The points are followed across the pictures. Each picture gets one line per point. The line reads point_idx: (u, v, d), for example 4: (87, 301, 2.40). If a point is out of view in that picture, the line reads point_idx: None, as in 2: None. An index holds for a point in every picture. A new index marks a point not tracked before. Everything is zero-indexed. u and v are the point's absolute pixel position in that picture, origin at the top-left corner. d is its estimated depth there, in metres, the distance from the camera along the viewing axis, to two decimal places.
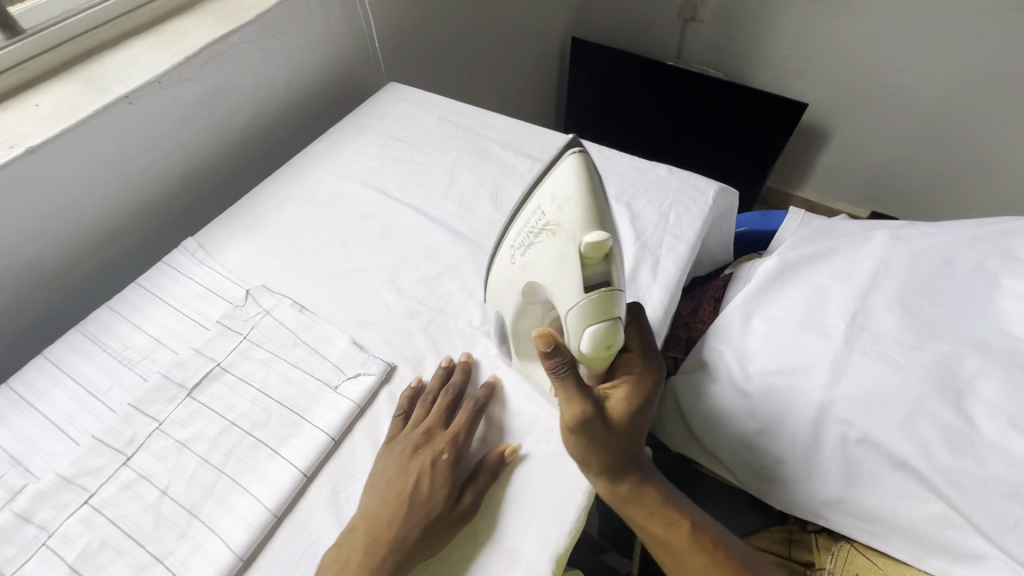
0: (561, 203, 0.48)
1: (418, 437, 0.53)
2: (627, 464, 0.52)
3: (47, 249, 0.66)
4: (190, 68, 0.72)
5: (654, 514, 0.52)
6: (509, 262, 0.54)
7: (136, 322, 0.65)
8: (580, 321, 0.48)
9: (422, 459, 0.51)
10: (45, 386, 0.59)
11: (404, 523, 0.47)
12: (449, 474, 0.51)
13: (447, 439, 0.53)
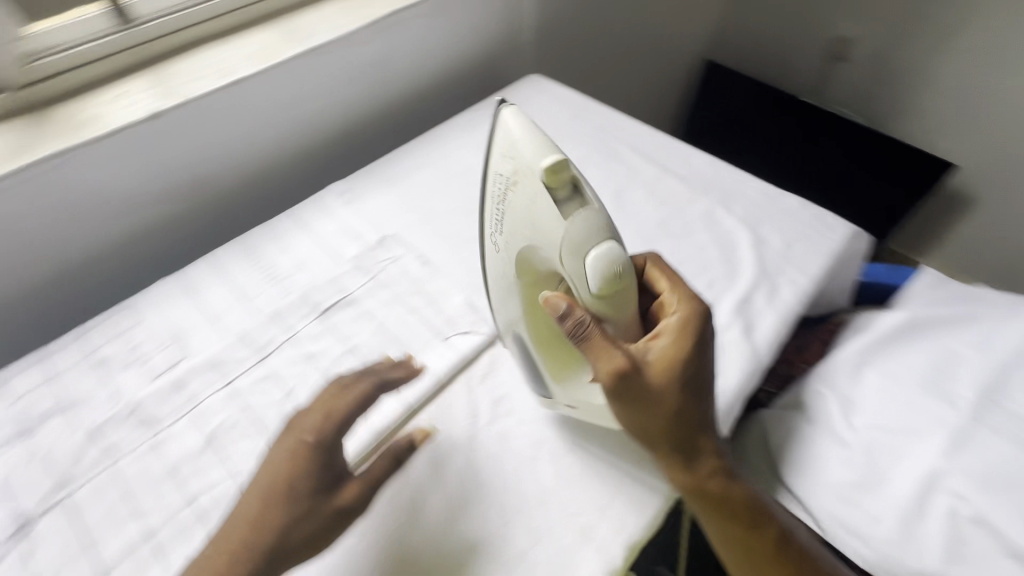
0: (512, 153, 0.48)
1: (296, 448, 0.46)
2: (699, 448, 0.49)
3: (228, 169, 0.76)
4: (371, 32, 0.80)
5: (731, 512, 0.49)
6: (495, 253, 0.53)
7: (284, 244, 0.73)
8: (578, 253, 0.46)
9: (295, 481, 0.45)
10: (205, 282, 0.68)
11: (254, 529, 0.43)
12: (299, 468, 0.45)
13: (311, 428, 0.46)
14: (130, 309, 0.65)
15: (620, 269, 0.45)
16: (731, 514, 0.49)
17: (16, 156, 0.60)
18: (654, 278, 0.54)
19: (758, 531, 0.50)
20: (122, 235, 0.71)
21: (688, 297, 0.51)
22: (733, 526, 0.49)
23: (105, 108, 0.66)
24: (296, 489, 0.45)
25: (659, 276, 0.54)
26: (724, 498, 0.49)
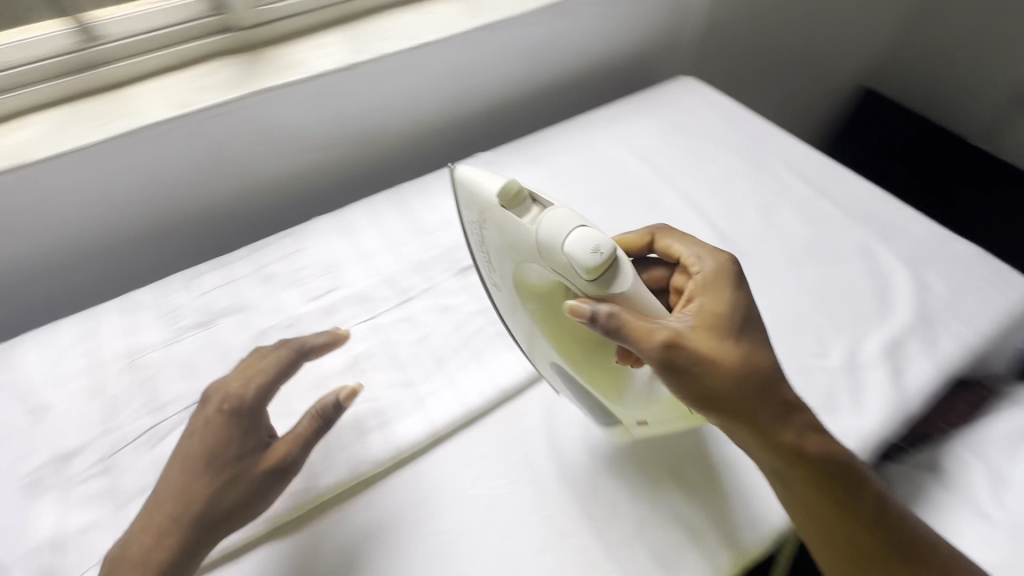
0: (472, 201, 0.49)
1: (203, 418, 0.49)
2: (778, 412, 0.45)
3: (393, 125, 0.82)
4: (543, 14, 0.83)
5: (823, 488, 0.44)
6: (503, 288, 0.54)
7: (432, 202, 0.78)
8: (548, 250, 0.44)
9: (206, 449, 0.47)
10: (360, 224, 0.74)
11: (179, 503, 0.45)
12: (223, 432, 0.48)
13: (232, 396, 0.50)
14: (295, 234, 0.72)
15: (596, 249, 0.42)
16: (824, 489, 0.44)
17: (235, 87, 0.69)
18: (666, 249, 0.56)
19: (857, 511, 0.44)
20: (297, 170, 0.79)
21: (699, 248, 0.53)
22: (829, 506, 0.44)
23: (309, 55, 0.73)
24: (203, 458, 0.47)
25: (670, 243, 0.55)
26: (814, 472, 0.44)
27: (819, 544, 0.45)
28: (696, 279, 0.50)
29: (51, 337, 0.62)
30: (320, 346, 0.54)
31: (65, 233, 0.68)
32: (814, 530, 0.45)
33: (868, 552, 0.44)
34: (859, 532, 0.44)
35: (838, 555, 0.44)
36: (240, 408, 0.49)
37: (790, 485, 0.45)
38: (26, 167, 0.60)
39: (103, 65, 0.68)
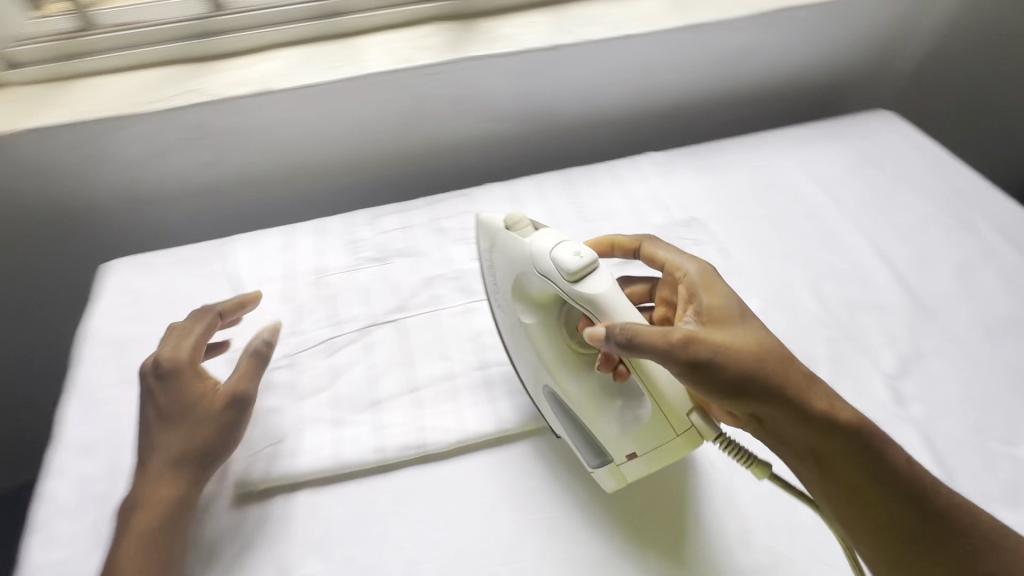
0: (485, 237, 0.54)
1: (151, 392, 0.55)
2: (801, 383, 0.47)
3: (573, 110, 0.84)
4: (749, 23, 0.80)
5: (851, 464, 0.46)
6: (508, 317, 0.55)
7: (598, 191, 0.79)
8: (539, 257, 0.48)
9: (170, 407, 0.53)
10: (527, 199, 0.77)
11: (156, 484, 0.50)
12: (188, 400, 0.54)
13: (188, 366, 0.56)
14: (468, 197, 0.77)
15: (578, 252, 0.46)
16: (854, 464, 0.46)
17: (448, 52, 0.74)
18: (653, 257, 0.58)
19: (889, 486, 0.45)
20: (478, 137, 0.83)
21: (682, 255, 0.56)
22: (868, 474, 0.46)
23: (517, 31, 0.76)
24: (171, 416, 0.53)
25: (656, 251, 0.57)
26: (840, 445, 0.46)
27: (854, 526, 0.46)
28: (687, 280, 0.53)
29: (257, 242, 0.71)
30: (239, 306, 0.63)
31: (278, 157, 0.76)
32: (849, 512, 0.46)
33: (902, 530, 0.45)
34: (894, 512, 0.45)
35: (876, 537, 0.45)
36: (187, 369, 0.56)
37: (822, 464, 0.47)
38: (267, 94, 0.69)
39: (343, 14, 0.75)
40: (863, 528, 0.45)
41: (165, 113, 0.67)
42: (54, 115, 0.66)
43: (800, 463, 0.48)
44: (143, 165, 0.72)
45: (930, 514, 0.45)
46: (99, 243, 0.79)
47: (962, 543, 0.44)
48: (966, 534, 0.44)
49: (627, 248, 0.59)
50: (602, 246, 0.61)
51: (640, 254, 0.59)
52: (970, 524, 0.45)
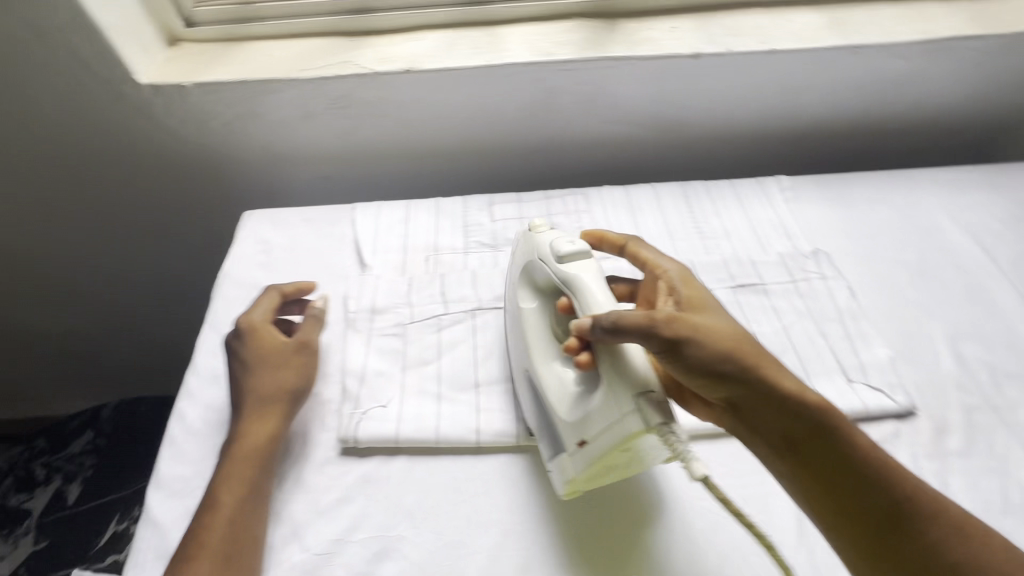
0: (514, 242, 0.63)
1: (230, 347, 0.57)
2: (776, 370, 0.46)
3: (703, 121, 0.81)
4: (917, 49, 0.74)
5: (831, 456, 0.43)
6: (512, 314, 0.59)
7: (719, 208, 0.76)
8: (541, 245, 0.55)
9: (253, 356, 0.56)
10: (643, 207, 0.76)
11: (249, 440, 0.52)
12: (266, 354, 0.56)
13: (261, 323, 0.58)
14: (583, 197, 0.77)
15: (572, 240, 0.53)
16: (826, 452, 0.43)
17: (589, 49, 0.73)
18: (635, 255, 0.57)
19: (863, 474, 0.43)
20: (600, 138, 0.82)
21: (665, 255, 0.56)
22: (849, 470, 0.43)
23: (661, 35, 0.75)
24: (254, 364, 0.56)
25: (638, 250, 0.57)
26: (810, 432, 0.44)
27: (828, 518, 0.43)
28: (665, 275, 0.53)
29: (378, 213, 0.75)
30: (300, 288, 0.63)
31: (406, 133, 0.79)
32: (823, 506, 0.43)
33: (877, 523, 0.42)
34: (869, 504, 0.42)
35: (849, 529, 0.42)
36: (257, 326, 0.58)
37: (795, 456, 0.44)
38: (411, 72, 0.71)
39: (490, 2, 0.76)
40: (838, 520, 0.43)
41: (316, 81, 0.72)
42: (220, 72, 0.72)
43: (772, 455, 0.45)
44: (285, 127, 0.77)
45: (906, 505, 0.42)
46: (235, 193, 0.86)
47: (939, 535, 0.41)
48: (939, 525, 0.41)
49: (614, 244, 0.59)
50: (592, 239, 0.61)
51: (623, 253, 0.58)
52: (944, 514, 0.42)
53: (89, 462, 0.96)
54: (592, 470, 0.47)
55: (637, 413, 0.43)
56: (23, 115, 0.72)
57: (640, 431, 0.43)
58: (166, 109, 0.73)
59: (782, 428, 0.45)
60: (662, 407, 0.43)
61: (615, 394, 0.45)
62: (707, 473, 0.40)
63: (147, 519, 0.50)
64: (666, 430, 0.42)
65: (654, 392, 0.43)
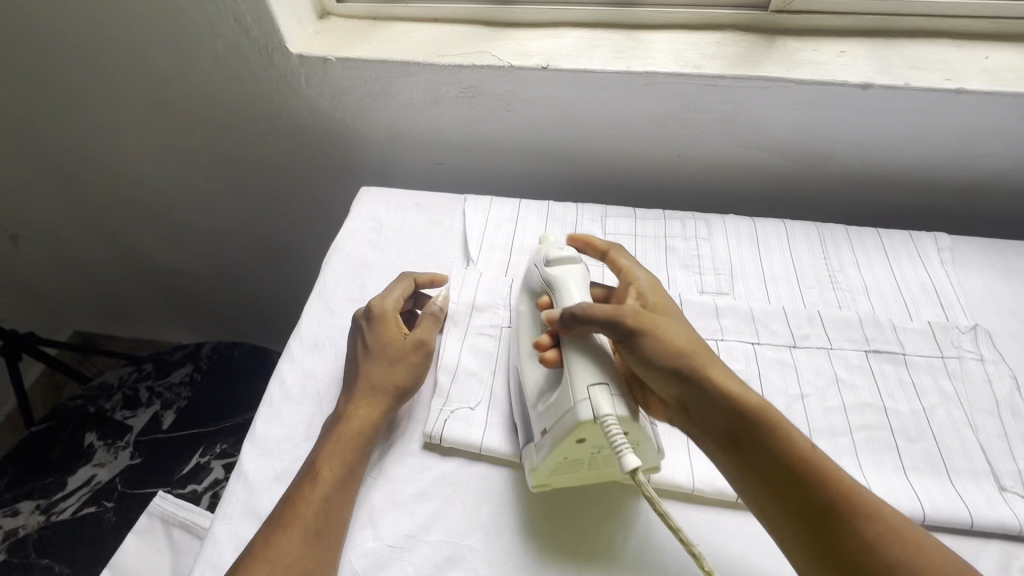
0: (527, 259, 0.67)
1: (360, 327, 0.58)
2: (719, 371, 0.49)
3: (853, 157, 0.73)
4: None
5: (766, 453, 0.45)
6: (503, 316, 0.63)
7: (858, 259, 0.68)
8: (539, 250, 0.60)
9: (378, 345, 0.56)
10: (771, 244, 0.69)
11: (354, 422, 0.52)
12: (390, 340, 0.57)
13: (390, 306, 0.59)
14: (705, 223, 0.72)
15: (561, 247, 0.58)
16: (761, 447, 0.45)
17: (742, 66, 0.67)
18: (614, 261, 0.61)
19: (795, 470, 0.44)
20: (729, 161, 0.76)
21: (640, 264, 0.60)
22: (783, 468, 0.44)
23: (827, 59, 0.67)
24: (375, 352, 0.56)
25: (617, 256, 0.61)
26: (747, 427, 0.46)
27: (768, 512, 0.45)
28: (635, 282, 0.58)
29: (488, 208, 0.74)
30: (436, 278, 0.64)
31: (528, 130, 0.77)
32: (761, 500, 0.45)
33: (809, 519, 0.43)
34: (800, 499, 0.43)
35: (785, 522, 0.44)
36: (390, 316, 0.58)
37: (736, 451, 0.47)
38: (548, 70, 0.68)
39: (640, 5, 0.72)
40: (775, 513, 0.44)
41: (451, 67, 0.71)
42: (361, 50, 0.73)
43: (718, 450, 0.48)
44: (411, 111, 0.78)
45: (837, 503, 0.42)
46: (352, 166, 0.88)
47: (871, 533, 0.41)
48: (872, 524, 0.41)
49: (597, 250, 0.62)
50: (575, 241, 0.63)
51: (605, 259, 0.62)
52: (879, 517, 0.41)
53: (185, 393, 1.05)
54: (549, 463, 0.48)
55: (586, 403, 0.45)
56: (184, 70, 0.78)
57: (587, 420, 0.45)
58: (306, 79, 0.76)
59: (725, 425, 0.47)
60: (610, 401, 0.45)
61: (571, 384, 0.47)
62: (638, 467, 0.42)
63: (239, 473, 0.53)
64: (609, 422, 0.44)
65: (605, 386, 0.46)
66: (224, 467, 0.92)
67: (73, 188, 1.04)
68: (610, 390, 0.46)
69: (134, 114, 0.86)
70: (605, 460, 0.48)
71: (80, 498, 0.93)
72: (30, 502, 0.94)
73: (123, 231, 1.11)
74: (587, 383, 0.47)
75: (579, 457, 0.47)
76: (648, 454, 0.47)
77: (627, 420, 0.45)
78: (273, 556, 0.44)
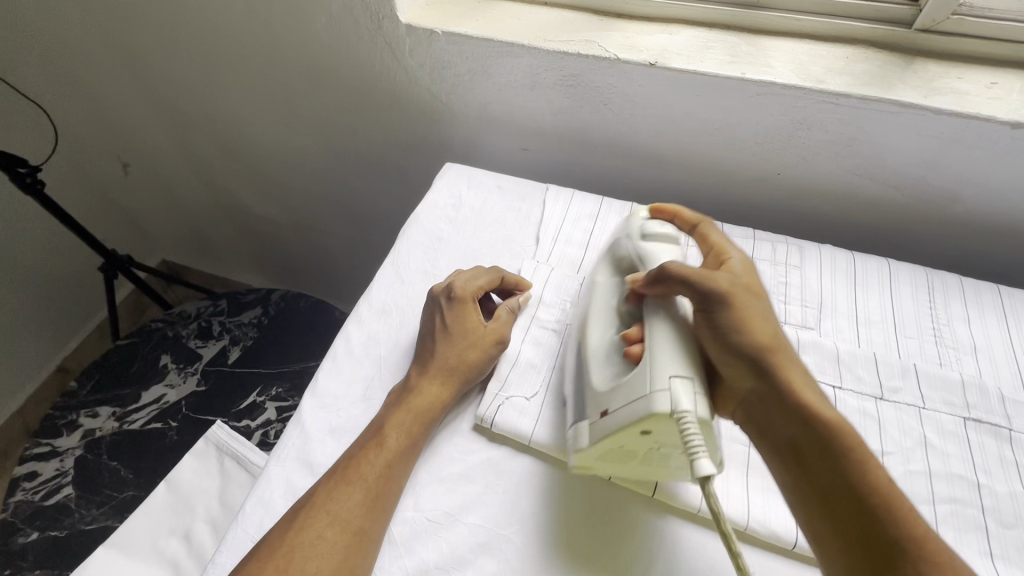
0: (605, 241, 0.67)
1: (438, 304, 0.58)
2: (792, 373, 0.45)
3: (984, 200, 0.65)
4: None
5: (831, 471, 0.41)
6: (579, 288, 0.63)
7: (970, 316, 0.61)
8: (632, 222, 0.58)
9: (459, 329, 0.56)
10: (870, 283, 0.64)
11: (421, 401, 0.52)
12: (462, 323, 0.56)
13: (470, 290, 0.58)
14: (797, 249, 0.67)
15: (661, 225, 0.56)
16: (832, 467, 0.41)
17: (871, 86, 0.61)
18: (705, 237, 0.55)
19: (863, 500, 0.40)
20: (837, 187, 0.71)
21: (734, 242, 0.54)
22: (845, 490, 0.41)
23: (972, 89, 0.61)
24: (454, 335, 0.56)
25: (708, 232, 0.55)
26: (817, 443, 0.42)
27: (822, 533, 0.41)
28: (729, 259, 0.51)
29: (569, 201, 0.72)
30: (520, 284, 0.63)
31: (621, 129, 0.75)
32: (814, 519, 0.42)
33: (864, 548, 0.39)
34: (864, 528, 0.39)
35: (841, 549, 0.40)
36: (468, 303, 0.57)
37: (801, 464, 0.43)
38: (656, 67, 0.65)
39: (767, 8, 0.68)
40: (829, 534, 0.41)
41: (555, 53, 0.69)
42: (467, 27, 0.73)
43: (780, 457, 0.44)
44: (507, 93, 0.77)
45: (903, 541, 0.38)
46: (440, 141, 0.89)
47: None
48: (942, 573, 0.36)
49: (685, 222, 0.58)
50: (664, 211, 0.60)
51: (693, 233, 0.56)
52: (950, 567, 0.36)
53: (252, 333, 1.09)
54: (605, 445, 0.46)
55: (665, 394, 0.43)
56: (296, 25, 0.81)
57: (662, 413, 0.42)
58: (410, 50, 0.77)
59: (791, 433, 0.44)
60: (691, 398, 0.43)
61: (652, 369, 0.45)
62: (712, 476, 0.40)
63: (297, 420, 0.55)
64: (688, 420, 0.42)
65: (688, 382, 0.44)
66: (276, 409, 0.97)
67: (184, 128, 1.11)
68: (693, 387, 0.44)
69: (245, 63, 0.91)
70: (660, 458, 0.46)
71: (151, 413, 1.02)
72: (108, 408, 1.04)
73: (219, 174, 1.19)
74: (670, 374, 0.44)
75: (636, 448, 0.45)
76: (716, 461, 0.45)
77: (704, 421, 0.43)
78: (332, 508, 0.46)
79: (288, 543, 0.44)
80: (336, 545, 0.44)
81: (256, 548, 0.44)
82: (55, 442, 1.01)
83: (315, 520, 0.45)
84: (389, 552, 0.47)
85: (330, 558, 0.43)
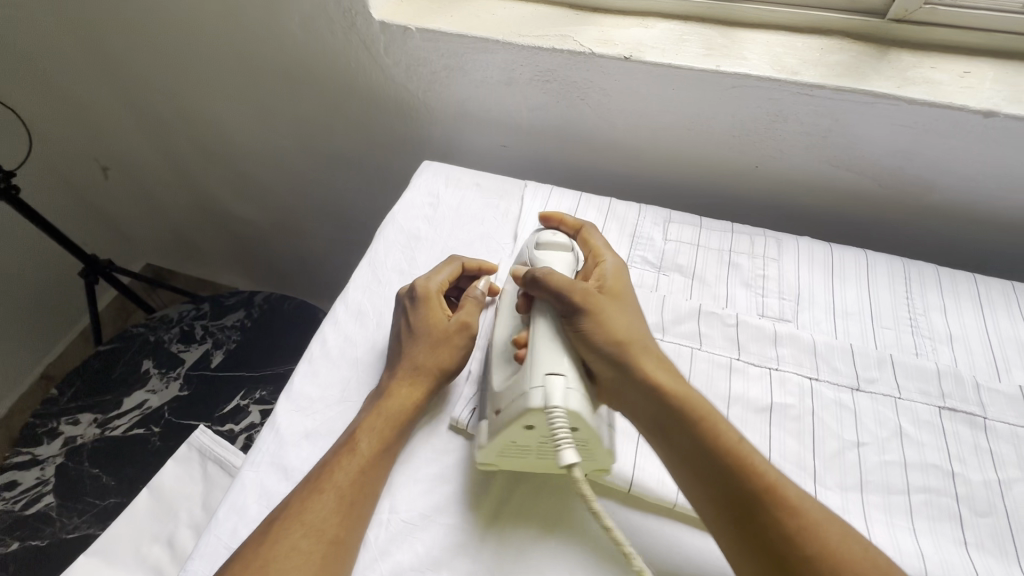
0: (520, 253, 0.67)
1: (403, 306, 0.58)
2: (648, 359, 0.49)
3: (961, 189, 0.65)
4: None
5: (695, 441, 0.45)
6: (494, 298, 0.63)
7: (945, 305, 0.61)
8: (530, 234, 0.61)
9: (422, 326, 0.56)
10: (847, 275, 0.64)
11: (383, 404, 0.52)
12: (429, 318, 0.56)
13: (429, 286, 0.58)
14: (775, 242, 0.67)
15: (553, 233, 0.58)
16: (696, 437, 0.45)
17: (846, 77, 0.61)
18: (585, 241, 0.59)
19: (727, 465, 0.43)
20: (817, 178, 0.71)
21: (609, 248, 0.58)
22: (710, 458, 0.44)
23: (946, 79, 0.61)
24: (418, 333, 0.55)
25: (588, 236, 0.60)
26: (680, 420, 0.46)
27: (699, 500, 0.44)
28: (600, 263, 0.56)
29: (547, 198, 0.72)
30: (483, 267, 0.63)
31: (599, 123, 0.74)
32: (692, 488, 0.44)
33: (736, 510, 0.42)
34: (733, 490, 0.42)
35: (715, 515, 0.43)
36: (433, 298, 0.57)
37: (670, 438, 0.46)
38: (632, 61, 0.65)
39: None
40: (705, 500, 0.43)
41: (529, 48, 0.68)
42: (441, 23, 0.72)
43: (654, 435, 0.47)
44: (483, 89, 0.76)
45: (765, 494, 0.41)
46: (418, 139, 0.88)
47: (797, 524, 0.40)
48: (796, 515, 0.41)
49: (569, 227, 0.62)
50: (552, 216, 0.63)
51: (576, 237, 0.60)
52: (801, 510, 0.41)
53: (235, 337, 1.08)
54: (496, 444, 0.47)
55: (540, 390, 0.45)
56: (269, 23, 0.80)
57: (536, 407, 0.44)
58: (386, 48, 0.76)
59: (656, 411, 0.47)
60: (563, 392, 0.44)
61: (531, 368, 0.47)
62: (573, 463, 0.42)
63: (272, 424, 0.54)
64: (555, 414, 0.43)
65: (562, 377, 0.45)
66: (260, 412, 0.96)
67: (159, 130, 1.10)
68: (567, 382, 0.45)
69: (218, 61, 0.89)
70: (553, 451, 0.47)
71: (133, 419, 1.01)
72: (89, 415, 1.03)
73: (197, 176, 1.17)
74: (546, 371, 0.46)
75: (528, 443, 0.47)
76: (600, 456, 0.46)
77: (577, 416, 0.44)
78: (306, 519, 0.45)
79: (263, 556, 0.42)
80: (311, 555, 0.43)
81: (231, 561, 0.43)
82: (36, 450, 0.99)
83: (290, 531, 0.44)
84: (367, 556, 0.46)
85: (307, 568, 0.42)
